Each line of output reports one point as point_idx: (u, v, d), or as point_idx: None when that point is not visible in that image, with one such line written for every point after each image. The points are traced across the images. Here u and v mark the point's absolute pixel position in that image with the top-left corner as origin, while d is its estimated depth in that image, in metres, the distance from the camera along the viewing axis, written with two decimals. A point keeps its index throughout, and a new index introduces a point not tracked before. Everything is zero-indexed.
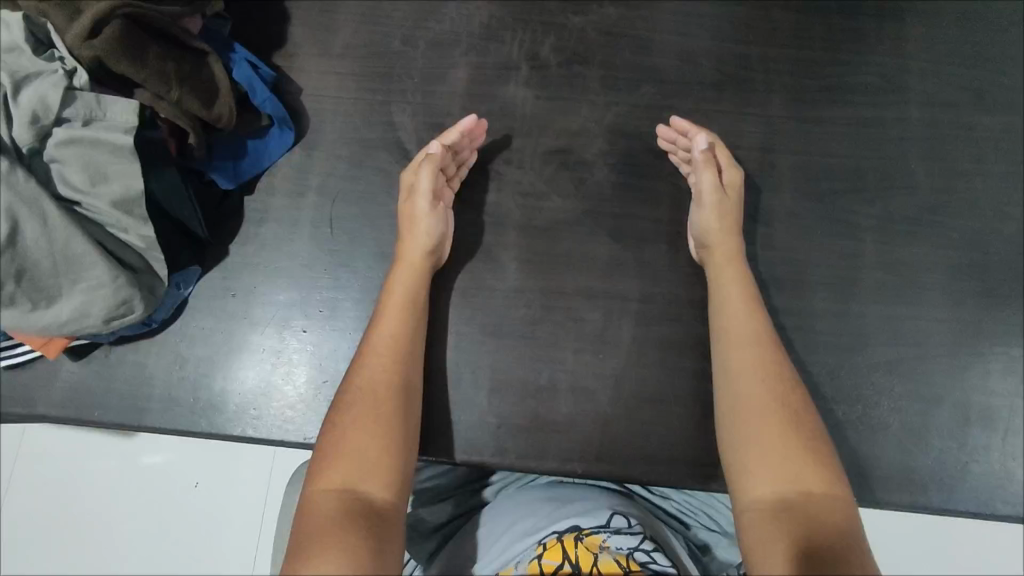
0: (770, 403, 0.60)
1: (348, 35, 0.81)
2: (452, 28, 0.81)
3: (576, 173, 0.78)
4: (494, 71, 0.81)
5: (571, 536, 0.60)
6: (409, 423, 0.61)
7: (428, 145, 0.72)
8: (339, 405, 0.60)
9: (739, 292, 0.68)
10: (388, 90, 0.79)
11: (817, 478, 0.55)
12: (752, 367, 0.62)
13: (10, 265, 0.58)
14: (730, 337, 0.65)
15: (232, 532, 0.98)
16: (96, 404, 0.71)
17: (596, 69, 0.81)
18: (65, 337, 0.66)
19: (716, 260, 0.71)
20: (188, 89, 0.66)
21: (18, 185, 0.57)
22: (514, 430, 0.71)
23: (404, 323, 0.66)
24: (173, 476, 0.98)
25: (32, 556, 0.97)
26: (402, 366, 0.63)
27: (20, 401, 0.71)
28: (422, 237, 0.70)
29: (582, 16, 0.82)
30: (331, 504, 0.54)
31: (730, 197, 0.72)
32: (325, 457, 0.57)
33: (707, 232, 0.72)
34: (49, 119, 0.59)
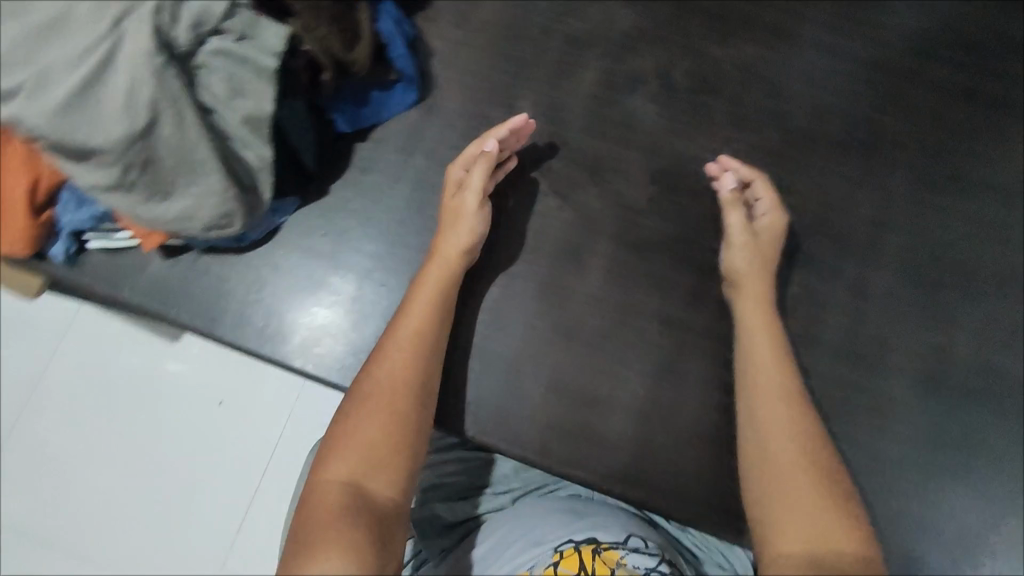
0: (798, 455, 0.58)
1: (490, 11, 0.81)
2: (592, 29, 0.81)
3: (681, 198, 0.77)
4: (623, 80, 0.80)
5: (588, 547, 0.60)
6: (419, 420, 0.61)
7: (480, 141, 0.72)
8: (354, 398, 0.61)
9: (769, 346, 0.66)
10: (515, 74, 0.80)
11: (848, 537, 0.53)
12: (780, 416, 0.61)
13: (139, 154, 0.61)
14: (755, 388, 0.63)
15: (242, 456, 1.00)
16: (174, 302, 0.73)
17: (724, 102, 0.80)
18: (162, 235, 0.69)
19: (745, 301, 0.69)
20: (335, 29, 0.67)
21: (167, 82, 0.59)
22: (560, 434, 0.71)
23: (428, 320, 0.66)
24: (200, 391, 1.02)
25: (60, 432, 1.03)
26: (421, 364, 0.64)
27: (106, 281, 0.74)
28: (462, 233, 0.70)
29: (722, 47, 0.81)
30: (335, 495, 0.54)
31: (764, 239, 0.71)
32: (335, 446, 0.57)
33: (735, 271, 0.71)
34: (208, 27, 0.61)
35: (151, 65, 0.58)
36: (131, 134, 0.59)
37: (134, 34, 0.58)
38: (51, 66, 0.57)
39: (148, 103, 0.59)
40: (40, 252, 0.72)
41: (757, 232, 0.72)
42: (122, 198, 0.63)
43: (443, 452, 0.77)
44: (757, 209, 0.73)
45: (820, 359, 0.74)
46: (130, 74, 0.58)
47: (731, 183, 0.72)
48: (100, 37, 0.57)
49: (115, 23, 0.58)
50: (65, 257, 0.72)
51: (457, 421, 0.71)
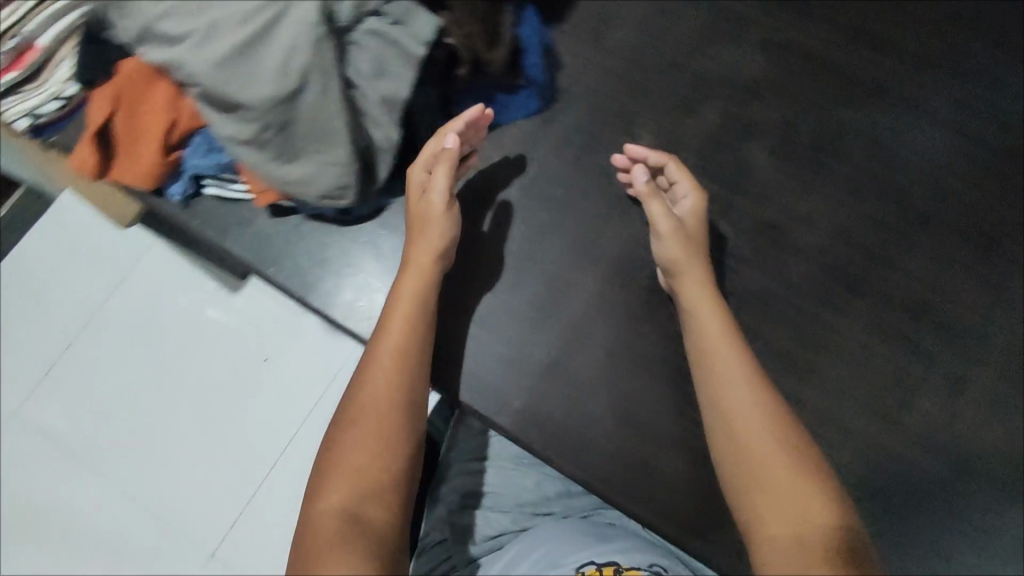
0: (771, 444, 0.57)
1: (625, 34, 0.81)
2: (722, 70, 0.81)
3: (783, 255, 0.76)
4: (745, 126, 0.79)
5: (610, 568, 0.62)
6: (405, 439, 0.61)
7: (435, 140, 0.71)
8: (342, 426, 0.61)
9: (731, 340, 0.63)
10: (639, 101, 0.80)
11: (823, 508, 0.54)
12: (746, 407, 0.59)
13: (279, 116, 0.63)
14: (718, 392, 0.61)
15: (295, 391, 1.32)
16: (274, 261, 0.76)
17: (844, 165, 0.78)
18: (276, 195, 0.71)
19: (688, 280, 0.68)
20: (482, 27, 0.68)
21: (322, 53, 0.61)
22: (624, 466, 0.71)
23: (408, 334, 0.65)
24: (264, 342, 1.34)
25: (155, 356, 1.34)
26: (404, 383, 0.63)
27: (214, 229, 0.76)
28: (434, 238, 0.69)
29: (851, 110, 0.80)
30: (331, 527, 0.55)
31: (692, 226, 0.70)
32: (325, 478, 0.58)
33: (675, 261, 0.68)
34: (370, 7, 0.63)
35: (312, 35, 0.60)
36: (278, 96, 0.61)
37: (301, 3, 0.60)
38: (221, 23, 0.60)
39: (302, 70, 0.61)
40: (160, 190, 0.75)
41: (683, 218, 0.71)
42: (253, 154, 0.65)
43: (491, 464, 0.82)
44: (675, 192, 0.72)
45: (897, 444, 0.72)
46: (291, 40, 0.60)
47: (643, 175, 0.70)
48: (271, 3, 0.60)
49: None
50: (182, 198, 0.76)
51: (526, 432, 0.71)
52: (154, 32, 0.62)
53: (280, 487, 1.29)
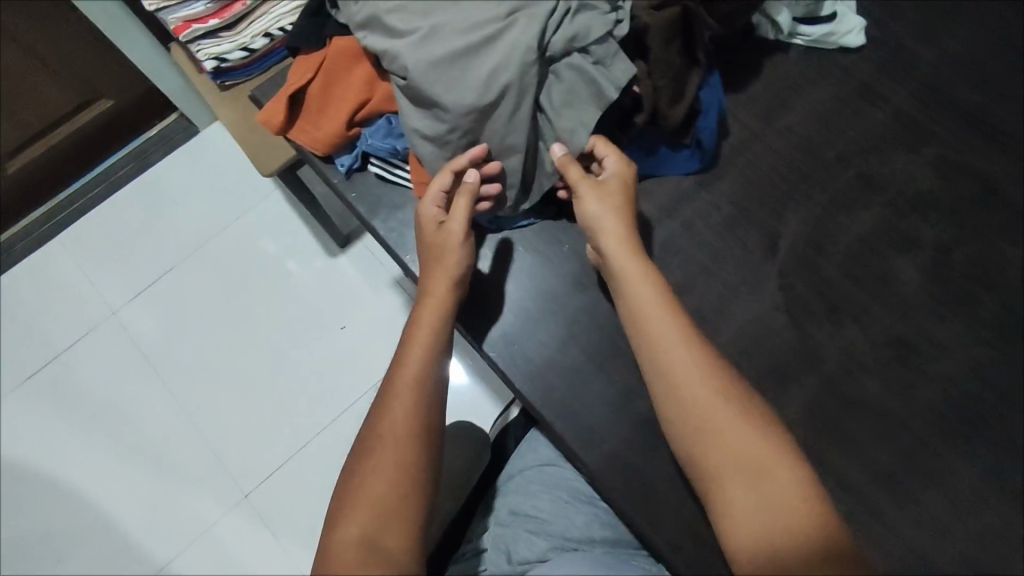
0: (730, 412, 0.60)
1: (797, 119, 0.82)
2: (888, 176, 0.80)
3: (909, 375, 0.74)
4: (899, 236, 0.78)
5: None
6: (421, 464, 0.62)
7: (441, 175, 0.70)
8: (360, 455, 0.63)
9: (676, 320, 0.64)
10: (797, 186, 0.80)
11: (778, 470, 0.58)
12: (696, 383, 0.61)
13: (468, 122, 0.68)
14: (670, 383, 0.62)
15: (359, 366, 1.38)
16: (412, 248, 0.79)
17: (995, 302, 0.75)
18: None
19: (609, 244, 0.67)
20: (671, 85, 0.71)
21: (525, 77, 0.66)
22: (697, 539, 0.70)
23: (425, 358, 0.67)
24: (341, 312, 1.41)
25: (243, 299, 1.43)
26: (420, 411, 0.64)
27: (366, 204, 0.80)
28: (452, 267, 0.70)
29: (1017, 248, 0.77)
30: (351, 552, 0.57)
31: (613, 189, 0.69)
32: (347, 505, 0.60)
33: (602, 229, 0.68)
34: (580, 45, 0.67)
35: (524, 57, 0.65)
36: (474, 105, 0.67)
37: (519, 30, 0.66)
38: (443, 31, 0.67)
39: (503, 86, 0.66)
40: (330, 156, 0.81)
41: (606, 179, 0.70)
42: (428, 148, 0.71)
43: (546, 490, 0.83)
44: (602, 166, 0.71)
45: None
46: (500, 58, 0.65)
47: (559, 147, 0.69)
48: (491, 22, 0.66)
49: (509, 17, 0.66)
50: (346, 170, 0.80)
51: (610, 478, 0.72)
52: (383, 24, 0.69)
53: (322, 447, 1.34)
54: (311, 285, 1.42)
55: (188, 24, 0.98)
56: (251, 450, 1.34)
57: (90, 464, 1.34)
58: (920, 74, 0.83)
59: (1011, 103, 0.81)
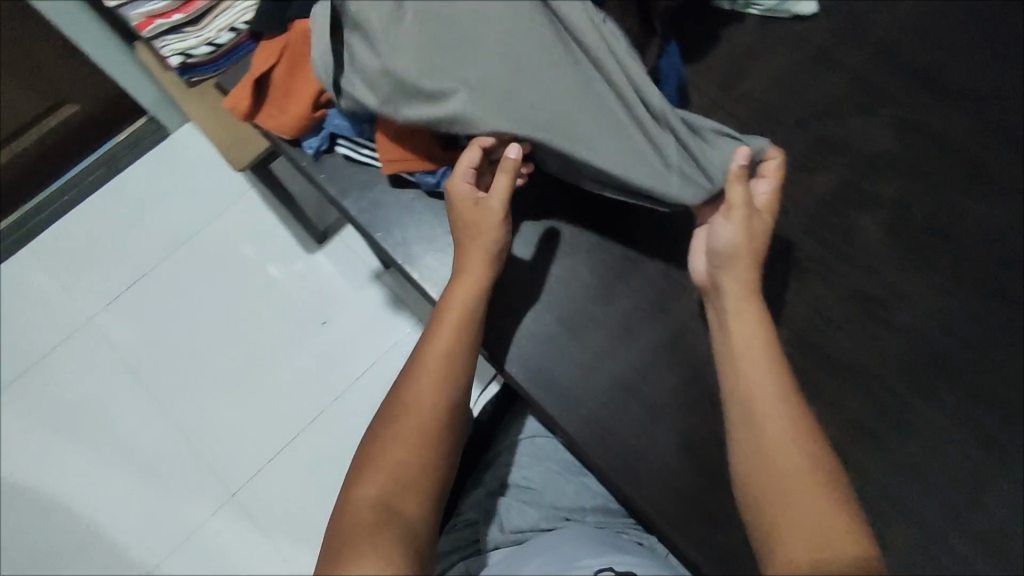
0: (793, 448, 0.58)
1: (756, 86, 0.84)
2: (846, 137, 0.82)
3: (873, 327, 0.76)
4: (859, 194, 0.80)
5: None
6: (442, 438, 0.65)
7: (471, 150, 0.69)
8: (383, 422, 0.66)
9: (768, 352, 0.63)
10: None
11: (833, 516, 0.55)
12: (777, 417, 0.60)
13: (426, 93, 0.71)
14: (753, 411, 0.61)
15: (344, 361, 1.38)
16: (384, 227, 0.80)
17: (955, 253, 0.78)
18: (399, 164, 0.76)
19: (737, 274, 0.66)
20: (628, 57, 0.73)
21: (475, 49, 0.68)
22: (675, 495, 0.71)
23: (456, 340, 0.69)
24: (323, 307, 1.41)
25: (223, 298, 1.42)
26: (446, 388, 0.67)
27: (336, 186, 0.81)
28: (485, 251, 0.71)
29: (972, 201, 0.79)
30: (366, 512, 0.59)
31: (760, 216, 0.67)
32: (366, 467, 0.62)
33: (727, 249, 0.67)
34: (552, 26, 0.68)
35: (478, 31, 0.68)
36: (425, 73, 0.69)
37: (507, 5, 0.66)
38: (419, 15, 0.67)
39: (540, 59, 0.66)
40: (298, 139, 0.81)
41: (760, 203, 0.68)
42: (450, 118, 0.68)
43: (537, 462, 0.85)
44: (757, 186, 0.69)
45: (963, 545, 0.69)
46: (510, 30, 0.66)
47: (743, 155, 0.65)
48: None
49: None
50: (314, 152, 0.81)
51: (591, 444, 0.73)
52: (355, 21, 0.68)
53: (308, 443, 1.34)
54: (292, 284, 1.42)
55: (151, 19, 0.99)
56: (236, 449, 1.34)
57: (76, 473, 1.33)
58: (871, 39, 0.86)
59: (959, 63, 0.84)
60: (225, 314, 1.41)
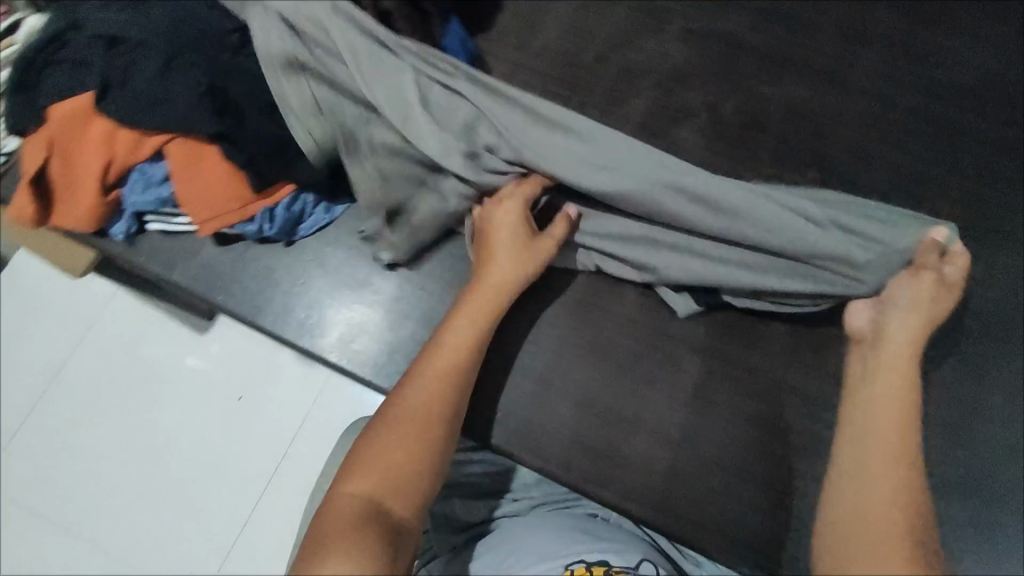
0: (893, 496, 0.57)
1: (550, 37, 0.85)
2: (646, 61, 0.84)
3: None
4: (673, 111, 0.82)
5: (599, 567, 0.66)
6: (445, 447, 0.62)
7: (531, 181, 0.71)
8: (384, 415, 0.62)
9: (906, 392, 0.62)
10: (569, 99, 0.83)
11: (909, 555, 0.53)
12: (890, 444, 0.59)
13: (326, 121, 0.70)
14: (867, 447, 0.60)
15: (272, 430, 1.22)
16: (221, 288, 0.76)
17: (770, 139, 0.81)
18: (219, 221, 0.72)
19: (907, 317, 0.65)
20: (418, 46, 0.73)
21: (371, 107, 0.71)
22: (584, 451, 0.71)
23: (469, 345, 0.67)
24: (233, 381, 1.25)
25: (118, 406, 1.26)
26: (453, 395, 0.64)
27: (158, 262, 0.77)
28: (512, 265, 0.69)
29: (773, 87, 0.83)
30: (354, 511, 0.55)
31: (948, 292, 0.66)
32: (359, 463, 0.59)
33: (903, 308, 0.65)
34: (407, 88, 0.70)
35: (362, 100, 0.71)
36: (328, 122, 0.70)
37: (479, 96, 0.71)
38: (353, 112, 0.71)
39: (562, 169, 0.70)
40: (104, 229, 0.75)
41: (948, 275, 0.66)
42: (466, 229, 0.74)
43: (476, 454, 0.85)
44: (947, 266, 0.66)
45: None
46: (514, 147, 0.70)
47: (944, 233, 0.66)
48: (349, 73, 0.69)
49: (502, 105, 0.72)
50: (126, 236, 0.76)
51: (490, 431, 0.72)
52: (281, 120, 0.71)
53: (254, 532, 1.18)
54: (191, 368, 1.26)
55: None
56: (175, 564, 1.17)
57: None
58: None
59: None
60: (127, 423, 1.25)
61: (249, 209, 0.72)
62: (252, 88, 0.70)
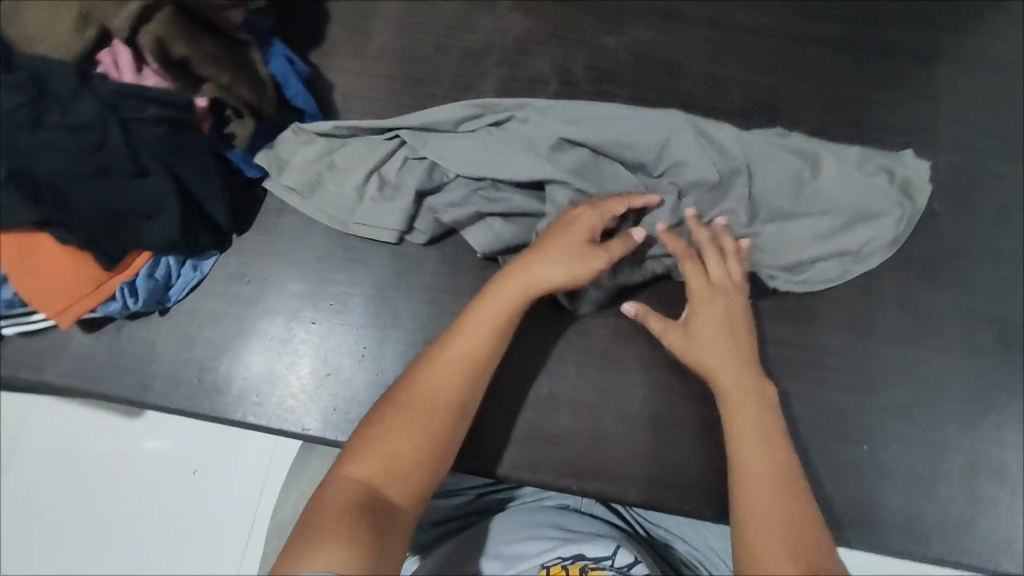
0: (779, 490, 0.55)
1: (384, 39, 0.82)
2: (486, 40, 0.82)
3: None
4: (524, 83, 0.80)
5: (576, 565, 0.62)
6: (451, 440, 0.59)
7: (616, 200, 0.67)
8: (389, 402, 0.59)
9: (756, 401, 0.61)
10: (418, 94, 0.80)
11: (810, 554, 0.52)
12: (761, 463, 0.57)
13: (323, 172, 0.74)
14: (739, 455, 0.58)
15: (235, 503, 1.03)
16: (101, 377, 0.72)
17: (624, 89, 0.80)
18: (78, 308, 0.68)
19: (713, 329, 0.64)
20: (238, 75, 0.68)
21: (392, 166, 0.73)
22: (510, 441, 0.70)
23: (492, 335, 0.62)
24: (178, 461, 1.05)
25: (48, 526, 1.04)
26: (467, 387, 0.60)
27: (30, 366, 0.73)
28: (555, 265, 0.63)
29: (615, 37, 0.82)
30: (350, 495, 0.53)
31: (714, 291, 0.66)
32: (359, 447, 0.56)
33: (694, 309, 0.65)
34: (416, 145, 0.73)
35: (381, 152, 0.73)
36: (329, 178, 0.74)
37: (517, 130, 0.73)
38: (389, 166, 0.73)
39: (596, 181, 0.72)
40: None
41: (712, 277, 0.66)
42: None
43: None
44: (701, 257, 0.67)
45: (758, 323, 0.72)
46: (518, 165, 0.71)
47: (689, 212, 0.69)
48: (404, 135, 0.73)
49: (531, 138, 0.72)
50: None
51: None
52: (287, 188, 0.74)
53: None
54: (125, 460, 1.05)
55: None
56: None
57: None
58: None
59: None
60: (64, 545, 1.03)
61: (105, 287, 0.69)
62: (67, 165, 0.63)
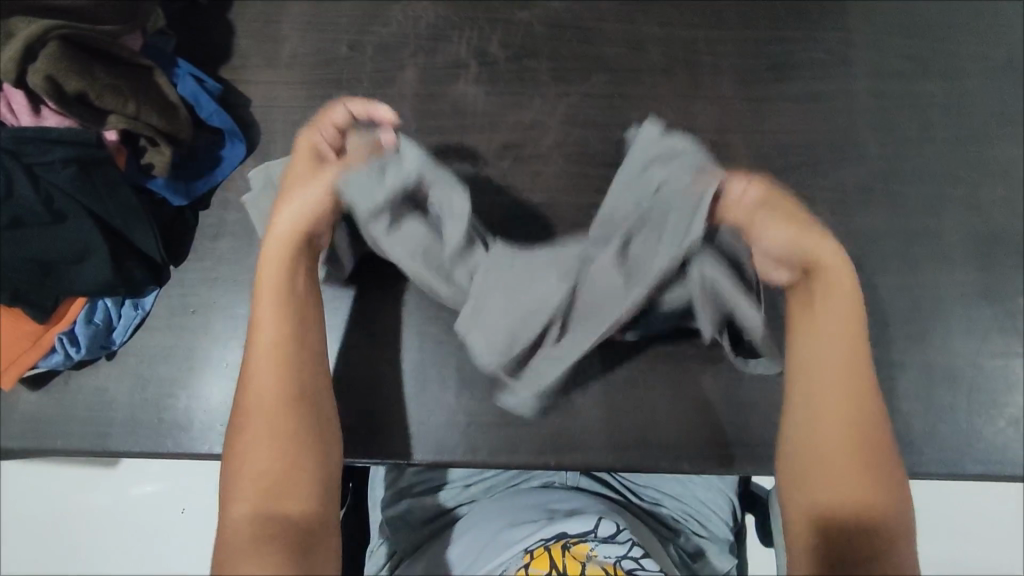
0: (847, 421, 0.57)
1: (295, 43, 0.80)
2: (399, 31, 0.80)
3: (531, 165, 0.77)
4: (443, 69, 0.79)
5: (558, 544, 0.58)
6: (312, 426, 0.58)
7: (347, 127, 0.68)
8: (241, 421, 0.58)
9: (845, 332, 0.60)
10: (338, 96, 0.78)
11: (872, 488, 0.55)
12: (841, 390, 0.58)
13: None
14: (819, 383, 0.59)
15: None
16: (57, 434, 0.70)
17: (545, 62, 0.80)
18: (19, 367, 0.67)
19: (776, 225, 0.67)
20: (144, 101, 0.66)
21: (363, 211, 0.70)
22: (483, 427, 0.70)
23: (291, 316, 0.62)
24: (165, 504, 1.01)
25: None
26: (296, 371, 0.60)
27: None
28: (298, 208, 0.65)
29: (528, 11, 0.81)
30: (244, 528, 0.53)
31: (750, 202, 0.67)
32: (233, 477, 0.56)
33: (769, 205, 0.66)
34: None
35: None
36: None
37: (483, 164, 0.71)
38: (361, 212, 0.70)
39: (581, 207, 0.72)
40: None
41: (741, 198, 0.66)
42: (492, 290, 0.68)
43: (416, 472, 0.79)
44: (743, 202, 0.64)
45: None
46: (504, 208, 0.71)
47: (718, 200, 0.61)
48: None
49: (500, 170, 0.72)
50: None
51: (382, 452, 0.70)
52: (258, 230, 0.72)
53: None
54: (109, 510, 1.02)
55: None
56: None
57: None
58: None
59: None
60: None
61: (43, 341, 0.68)
62: None
